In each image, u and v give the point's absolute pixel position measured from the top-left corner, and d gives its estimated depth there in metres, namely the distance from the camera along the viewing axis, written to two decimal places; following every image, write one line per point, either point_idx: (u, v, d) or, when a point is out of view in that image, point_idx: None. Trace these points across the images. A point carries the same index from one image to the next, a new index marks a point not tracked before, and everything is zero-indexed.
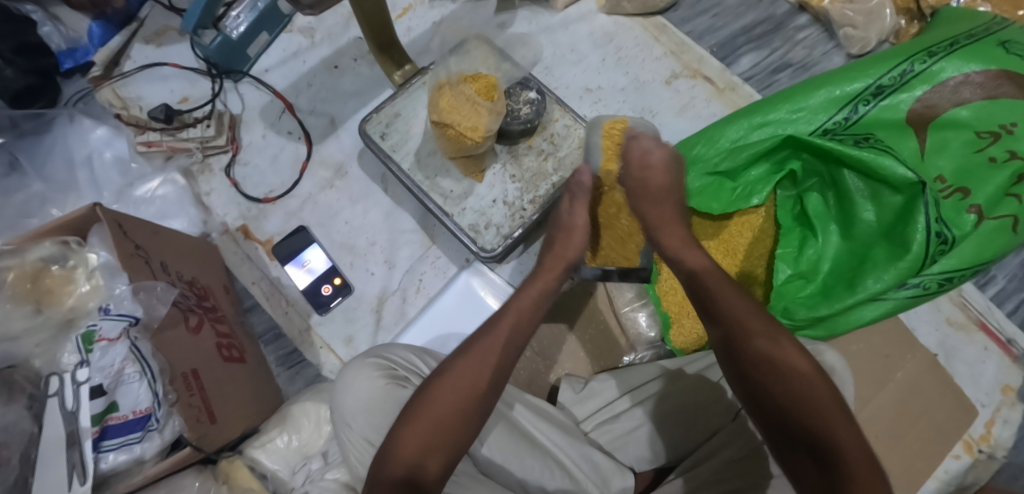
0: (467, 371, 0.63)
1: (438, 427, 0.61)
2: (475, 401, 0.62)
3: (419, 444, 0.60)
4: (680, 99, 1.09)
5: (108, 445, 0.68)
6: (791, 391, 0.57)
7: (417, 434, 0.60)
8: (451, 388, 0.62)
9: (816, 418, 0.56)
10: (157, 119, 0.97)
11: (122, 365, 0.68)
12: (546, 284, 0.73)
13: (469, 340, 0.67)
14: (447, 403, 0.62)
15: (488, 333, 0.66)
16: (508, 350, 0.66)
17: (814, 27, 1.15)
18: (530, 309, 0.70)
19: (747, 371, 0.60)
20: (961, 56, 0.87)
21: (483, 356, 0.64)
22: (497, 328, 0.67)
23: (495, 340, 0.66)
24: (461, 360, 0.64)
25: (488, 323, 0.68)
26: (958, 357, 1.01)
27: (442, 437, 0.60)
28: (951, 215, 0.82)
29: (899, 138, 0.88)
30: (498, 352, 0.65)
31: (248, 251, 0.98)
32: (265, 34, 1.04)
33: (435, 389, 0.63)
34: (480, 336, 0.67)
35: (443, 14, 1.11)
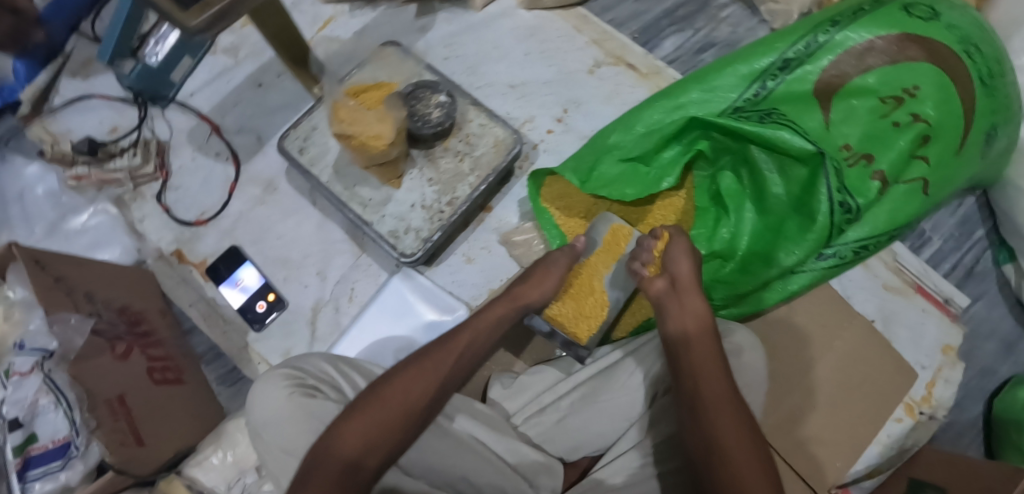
0: (412, 378, 0.69)
1: (379, 424, 0.65)
2: (415, 406, 0.68)
3: (360, 440, 0.64)
4: (606, 87, 1.09)
5: (33, 474, 0.69)
6: (720, 414, 0.64)
7: (361, 431, 0.65)
8: (401, 391, 0.68)
9: (728, 446, 0.62)
10: (80, 151, 0.98)
11: (36, 397, 0.69)
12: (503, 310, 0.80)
13: (418, 353, 0.73)
14: (392, 403, 0.67)
15: (445, 346, 0.74)
16: (453, 367, 0.72)
17: (738, 5, 1.15)
18: (482, 335, 0.77)
19: (695, 389, 0.66)
20: (864, 22, 0.86)
21: (428, 367, 0.70)
22: (448, 346, 0.74)
23: (451, 352, 0.73)
24: (411, 372, 0.70)
25: (446, 337, 0.75)
26: (898, 321, 1.00)
27: (381, 435, 0.65)
28: (857, 183, 0.82)
29: (804, 110, 0.87)
30: (446, 367, 0.72)
31: (183, 274, 1.00)
32: (189, 58, 1.03)
33: (383, 391, 0.68)
34: (428, 352, 0.73)
35: (364, 23, 1.12)
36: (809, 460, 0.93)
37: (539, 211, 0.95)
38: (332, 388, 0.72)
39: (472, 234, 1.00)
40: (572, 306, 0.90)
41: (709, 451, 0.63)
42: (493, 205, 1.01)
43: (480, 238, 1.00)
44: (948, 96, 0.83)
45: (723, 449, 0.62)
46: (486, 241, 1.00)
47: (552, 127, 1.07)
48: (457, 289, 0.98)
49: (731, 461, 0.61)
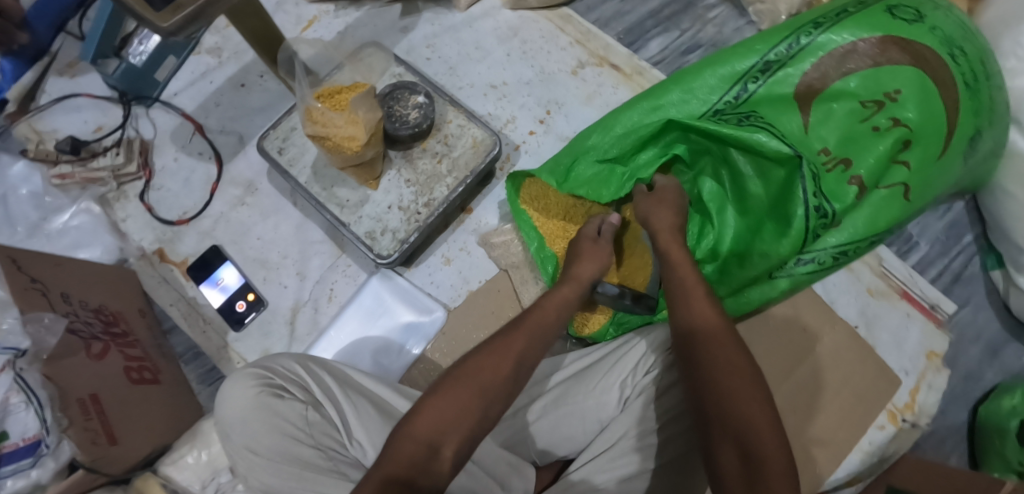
0: (497, 358, 0.65)
1: (458, 408, 0.61)
2: (502, 388, 0.63)
3: (434, 423, 0.59)
4: (586, 87, 1.09)
5: (4, 471, 0.68)
6: (737, 390, 0.61)
7: (434, 415, 0.60)
8: (476, 370, 0.63)
9: (752, 419, 0.59)
10: (64, 151, 0.99)
11: (7, 395, 0.67)
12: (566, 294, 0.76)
13: (501, 331, 0.68)
14: (474, 386, 0.62)
15: (516, 327, 0.69)
16: (537, 347, 0.68)
17: (725, 5, 1.14)
18: (556, 314, 0.73)
19: (708, 369, 0.63)
20: (848, 24, 0.85)
21: (515, 348, 0.66)
22: (529, 325, 0.69)
23: (523, 331, 0.68)
24: (496, 354, 0.65)
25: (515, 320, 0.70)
26: (880, 326, 0.98)
27: (456, 420, 0.60)
28: (833, 188, 0.80)
29: (784, 113, 0.85)
30: (531, 347, 0.67)
31: (164, 274, 1.00)
32: (173, 57, 1.05)
33: (460, 374, 0.63)
34: (512, 332, 0.68)
35: (346, 23, 1.12)
36: (803, 458, 0.92)
37: (516, 213, 0.95)
38: (300, 388, 0.72)
39: (451, 235, 1.00)
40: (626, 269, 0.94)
41: (728, 424, 0.59)
42: (473, 207, 1.01)
43: (460, 239, 0.99)
44: (929, 99, 0.81)
45: (747, 423, 0.59)
46: (465, 242, 0.99)
47: (534, 129, 1.06)
48: (435, 291, 0.97)
49: (756, 435, 0.58)
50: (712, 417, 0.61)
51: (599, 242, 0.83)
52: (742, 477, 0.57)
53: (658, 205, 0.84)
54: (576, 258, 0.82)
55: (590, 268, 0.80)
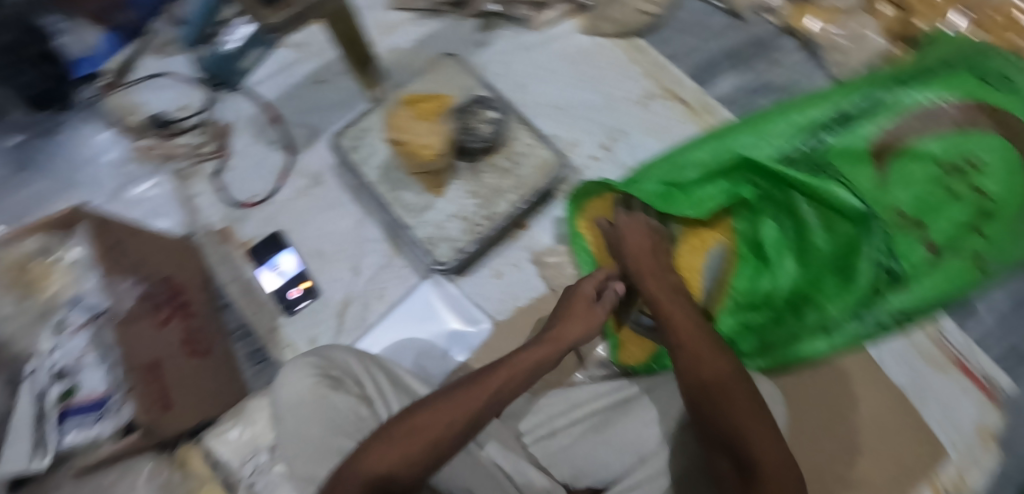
0: (446, 410, 0.64)
1: (417, 448, 0.61)
2: (452, 437, 0.63)
3: (389, 461, 0.60)
4: (652, 118, 1.10)
5: (70, 422, 0.77)
6: (730, 401, 0.63)
7: (393, 453, 0.61)
8: (429, 419, 0.63)
9: (745, 431, 0.61)
10: (153, 125, 1.05)
11: (81, 353, 0.79)
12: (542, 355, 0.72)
13: (456, 384, 0.67)
14: (427, 431, 0.63)
15: (481, 377, 0.68)
16: (496, 404, 0.66)
17: (800, 50, 1.13)
18: (522, 376, 0.69)
19: (704, 384, 0.65)
20: (932, 85, 0.86)
21: (468, 403, 0.65)
22: (491, 382, 0.67)
23: (486, 384, 0.67)
24: (447, 408, 0.64)
25: (486, 369, 0.69)
26: (930, 394, 0.96)
27: (411, 457, 0.61)
28: (906, 247, 0.82)
29: (858, 167, 0.84)
30: (489, 404, 0.66)
31: (225, 253, 1.04)
32: (260, 49, 1.10)
33: (416, 418, 0.63)
34: (468, 384, 0.67)
35: (426, 32, 1.15)
36: None
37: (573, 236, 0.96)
38: (355, 383, 0.75)
39: (506, 249, 1.01)
40: None
41: (726, 439, 0.61)
42: (530, 224, 1.02)
43: (513, 254, 1.00)
44: (1014, 173, 0.82)
45: (739, 431, 0.61)
46: (517, 258, 1.00)
47: (596, 154, 1.08)
48: (482, 301, 0.99)
49: (744, 440, 0.60)
50: (712, 432, 0.63)
51: (593, 302, 0.79)
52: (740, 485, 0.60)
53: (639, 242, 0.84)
54: (562, 316, 0.78)
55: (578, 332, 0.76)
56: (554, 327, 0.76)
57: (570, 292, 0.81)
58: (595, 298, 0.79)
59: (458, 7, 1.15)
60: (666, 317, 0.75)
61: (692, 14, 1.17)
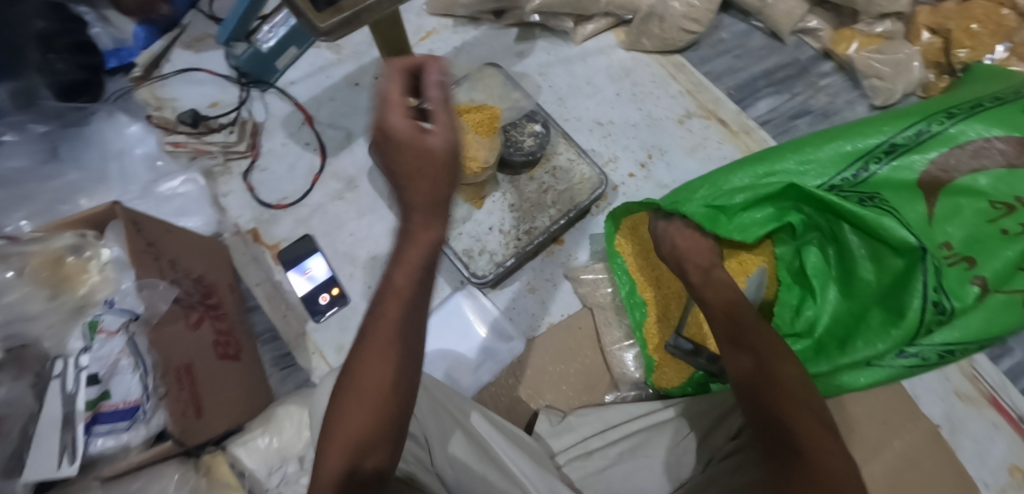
0: (361, 396, 0.58)
1: (364, 436, 0.58)
2: (386, 408, 0.59)
3: (343, 460, 0.57)
4: (691, 138, 1.08)
5: (99, 429, 0.74)
6: (791, 405, 0.66)
7: (340, 453, 0.58)
8: (351, 419, 0.58)
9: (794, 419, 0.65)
10: (184, 122, 1.03)
11: (118, 356, 0.74)
12: (421, 256, 0.59)
13: (351, 359, 0.60)
14: (357, 423, 0.58)
15: (363, 352, 0.59)
16: (399, 355, 0.59)
17: (839, 75, 1.14)
18: (408, 287, 0.59)
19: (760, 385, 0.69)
20: (983, 120, 0.86)
21: (371, 379, 0.58)
22: (375, 345, 0.59)
23: (373, 354, 0.58)
24: (362, 392, 0.58)
25: (360, 340, 0.60)
26: (963, 431, 0.97)
27: (362, 445, 0.58)
28: (955, 286, 0.81)
29: (908, 200, 0.87)
30: (394, 362, 0.59)
31: (256, 254, 1.02)
32: (295, 48, 1.07)
33: (335, 420, 0.59)
34: (362, 355, 0.59)
35: (464, 40, 1.14)
36: None
37: (610, 255, 0.96)
38: None
39: (540, 263, 1.00)
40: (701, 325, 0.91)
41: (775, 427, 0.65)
42: (564, 239, 1.01)
43: (548, 269, 1.00)
44: None
45: (796, 434, 0.64)
46: (552, 273, 0.99)
47: (634, 172, 1.06)
48: (517, 317, 0.98)
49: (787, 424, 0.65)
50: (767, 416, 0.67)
51: (416, 132, 0.56)
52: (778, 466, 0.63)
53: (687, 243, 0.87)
54: (402, 181, 0.57)
55: (425, 187, 0.56)
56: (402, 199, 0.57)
57: (383, 142, 0.57)
58: (418, 124, 0.56)
59: (497, 16, 1.14)
60: (715, 315, 0.78)
61: (732, 34, 1.16)
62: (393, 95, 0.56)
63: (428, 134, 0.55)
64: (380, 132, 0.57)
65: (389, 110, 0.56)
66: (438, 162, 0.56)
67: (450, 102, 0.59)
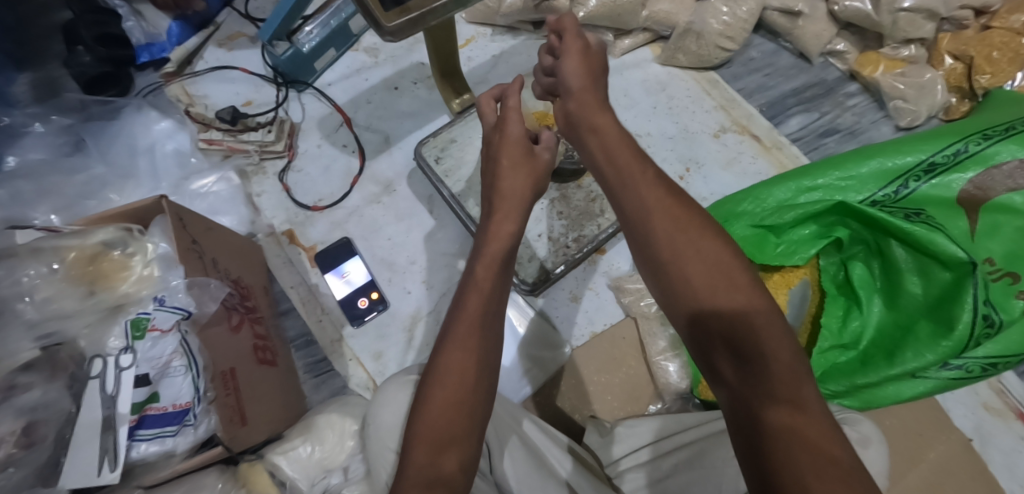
0: (446, 386, 0.60)
1: (447, 431, 0.58)
2: (468, 401, 0.60)
3: (431, 449, 0.57)
4: (726, 152, 1.11)
5: (143, 434, 0.68)
6: (781, 366, 0.52)
7: (426, 442, 0.58)
8: (435, 410, 0.59)
9: (781, 379, 0.52)
10: (223, 119, 0.99)
11: (170, 357, 0.68)
12: (499, 249, 0.69)
13: (434, 356, 0.62)
14: (443, 414, 0.59)
15: (447, 346, 0.62)
16: (477, 350, 0.62)
17: (864, 95, 1.17)
18: (489, 280, 0.67)
19: (751, 432, 0.51)
20: (1018, 141, 0.86)
21: (455, 369, 0.60)
22: (457, 335, 0.63)
23: (456, 342, 0.62)
24: (445, 385, 0.60)
25: (441, 338, 0.63)
26: (994, 444, 0.98)
27: (449, 434, 0.58)
28: (1000, 299, 0.80)
29: (949, 216, 0.88)
30: (475, 350, 0.62)
31: (290, 256, 1.00)
32: (334, 49, 1.06)
33: (419, 415, 0.60)
34: (444, 350, 0.62)
35: (502, 48, 1.17)
36: None
37: None
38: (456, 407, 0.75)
39: (581, 272, 1.01)
40: None
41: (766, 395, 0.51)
42: (607, 249, 1.02)
43: (590, 277, 1.01)
44: None
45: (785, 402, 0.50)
46: (595, 282, 1.00)
47: None
48: (560, 325, 0.98)
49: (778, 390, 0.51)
50: (754, 378, 0.52)
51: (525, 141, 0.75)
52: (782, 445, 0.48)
53: (580, 72, 0.72)
54: (500, 171, 0.74)
55: (522, 179, 0.73)
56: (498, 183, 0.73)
57: (498, 138, 0.76)
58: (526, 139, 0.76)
59: (535, 27, 1.17)
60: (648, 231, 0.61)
61: (763, 53, 1.20)
62: (515, 112, 0.76)
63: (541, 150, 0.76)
64: (496, 132, 0.77)
65: (506, 125, 0.76)
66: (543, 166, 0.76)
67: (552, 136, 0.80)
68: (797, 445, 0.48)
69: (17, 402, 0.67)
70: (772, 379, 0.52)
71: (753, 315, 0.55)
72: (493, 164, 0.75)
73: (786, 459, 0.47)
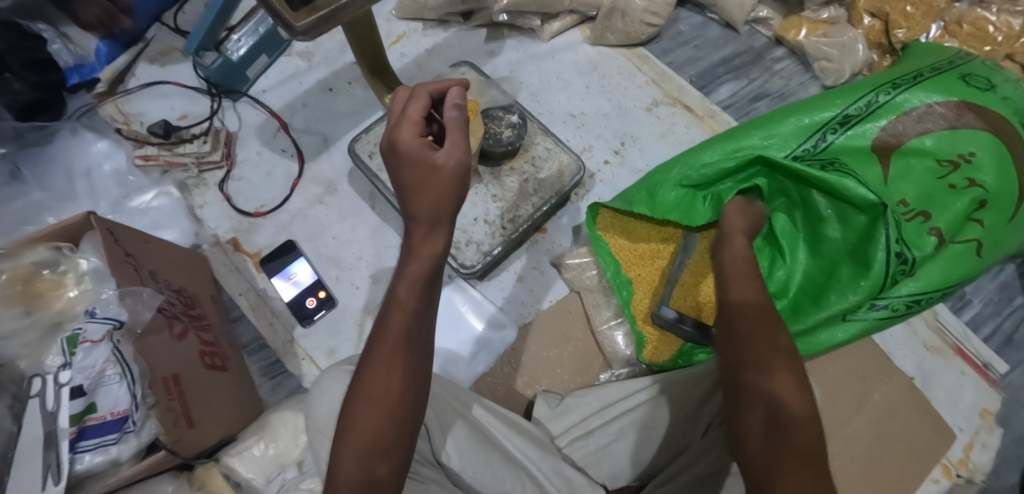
0: (373, 404, 0.56)
1: (377, 442, 0.56)
2: (398, 414, 0.57)
3: (361, 458, 0.55)
4: (660, 125, 1.14)
5: (85, 445, 0.68)
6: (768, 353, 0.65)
7: (355, 452, 0.56)
8: (362, 430, 0.56)
9: (770, 366, 0.64)
10: (156, 134, 1.00)
11: (103, 366, 0.68)
12: (422, 269, 0.58)
13: (358, 369, 0.58)
14: (373, 425, 0.56)
15: (372, 362, 0.57)
16: (403, 365, 0.57)
17: (792, 59, 1.20)
18: (411, 299, 0.58)
19: (748, 405, 0.63)
20: (924, 88, 0.89)
21: (378, 386, 0.56)
22: (381, 352, 0.57)
23: (385, 361, 0.57)
24: (369, 402, 0.56)
25: (365, 352, 0.58)
26: (936, 382, 0.99)
27: (378, 446, 0.56)
28: (915, 237, 0.84)
29: (863, 163, 0.89)
30: (400, 367, 0.57)
31: (237, 263, 1.01)
32: (264, 56, 1.08)
33: (346, 434, 0.56)
34: (369, 364, 0.57)
35: (434, 42, 1.19)
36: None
37: (594, 240, 0.98)
38: None
39: (525, 254, 1.03)
40: (686, 293, 0.95)
41: (758, 378, 0.63)
42: (547, 227, 1.04)
43: (535, 257, 1.02)
44: (1005, 167, 0.85)
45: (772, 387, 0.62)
46: (538, 262, 1.02)
47: (609, 159, 1.11)
48: (506, 308, 1.00)
49: (769, 376, 0.63)
50: (752, 365, 0.64)
51: (424, 149, 0.59)
52: (764, 420, 0.61)
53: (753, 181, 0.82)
54: (409, 193, 0.59)
55: (434, 200, 0.58)
56: (406, 205, 0.59)
57: (391, 155, 0.60)
58: (427, 141, 0.60)
59: (465, 18, 1.20)
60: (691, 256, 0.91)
61: (691, 26, 1.22)
62: (416, 109, 0.61)
63: (438, 152, 0.58)
64: (389, 141, 0.60)
65: (404, 126, 0.60)
66: (450, 178, 0.58)
67: (465, 118, 0.62)
68: (771, 420, 0.60)
69: None
70: (762, 366, 0.64)
71: (773, 334, 0.66)
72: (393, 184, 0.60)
73: (758, 421, 0.61)
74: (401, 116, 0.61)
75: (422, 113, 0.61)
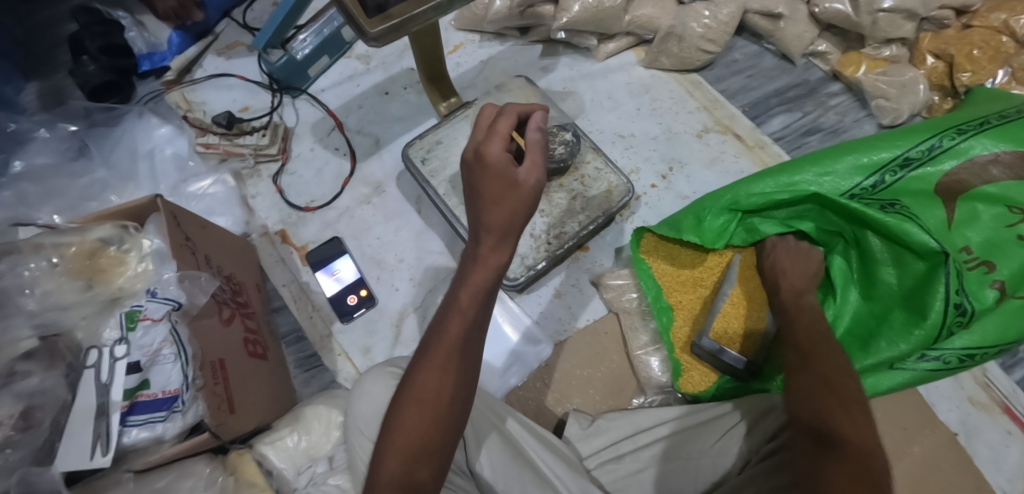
0: (422, 408, 0.57)
1: (422, 443, 0.57)
2: (443, 420, 0.57)
3: (404, 458, 0.56)
4: (709, 152, 1.13)
5: (134, 420, 0.70)
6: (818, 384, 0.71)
7: (398, 452, 0.56)
8: (408, 430, 0.57)
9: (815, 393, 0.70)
10: (219, 124, 1.04)
11: (160, 345, 0.72)
12: (487, 279, 0.59)
13: (411, 370, 0.59)
14: (419, 429, 0.57)
15: (425, 364, 0.58)
16: (456, 369, 0.58)
17: (847, 95, 1.18)
18: (473, 306, 0.59)
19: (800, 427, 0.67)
20: (991, 135, 0.87)
21: (429, 389, 0.57)
22: (436, 357, 0.58)
23: (438, 365, 0.58)
24: (417, 404, 0.57)
25: (420, 354, 0.59)
26: (980, 439, 0.95)
27: (422, 448, 0.57)
28: (975, 289, 0.82)
29: (926, 206, 0.88)
30: (453, 372, 0.58)
31: (283, 255, 1.03)
32: (326, 57, 1.10)
33: (393, 432, 0.57)
34: (422, 366, 0.58)
35: (490, 53, 1.21)
36: None
37: (637, 262, 0.98)
38: None
39: (565, 270, 1.03)
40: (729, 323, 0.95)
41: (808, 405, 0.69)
42: (590, 246, 1.05)
43: (575, 274, 1.03)
44: None
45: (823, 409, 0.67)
46: (577, 279, 1.03)
47: (655, 183, 1.11)
48: (542, 323, 1.00)
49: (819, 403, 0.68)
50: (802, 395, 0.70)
51: (509, 165, 0.60)
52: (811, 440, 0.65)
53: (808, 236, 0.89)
54: (485, 202, 0.60)
55: (506, 215, 0.59)
56: (480, 216, 0.60)
57: (477, 163, 0.61)
58: (511, 158, 0.61)
59: (522, 33, 1.21)
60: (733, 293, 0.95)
61: (745, 55, 1.22)
62: (503, 125, 0.63)
63: (520, 171, 0.60)
64: (474, 154, 0.62)
65: (488, 144, 0.62)
66: (526, 196, 0.59)
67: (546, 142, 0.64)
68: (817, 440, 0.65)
69: (17, 388, 0.70)
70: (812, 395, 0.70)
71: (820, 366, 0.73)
72: (469, 194, 0.62)
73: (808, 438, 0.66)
74: (490, 131, 0.63)
75: (508, 132, 0.62)
